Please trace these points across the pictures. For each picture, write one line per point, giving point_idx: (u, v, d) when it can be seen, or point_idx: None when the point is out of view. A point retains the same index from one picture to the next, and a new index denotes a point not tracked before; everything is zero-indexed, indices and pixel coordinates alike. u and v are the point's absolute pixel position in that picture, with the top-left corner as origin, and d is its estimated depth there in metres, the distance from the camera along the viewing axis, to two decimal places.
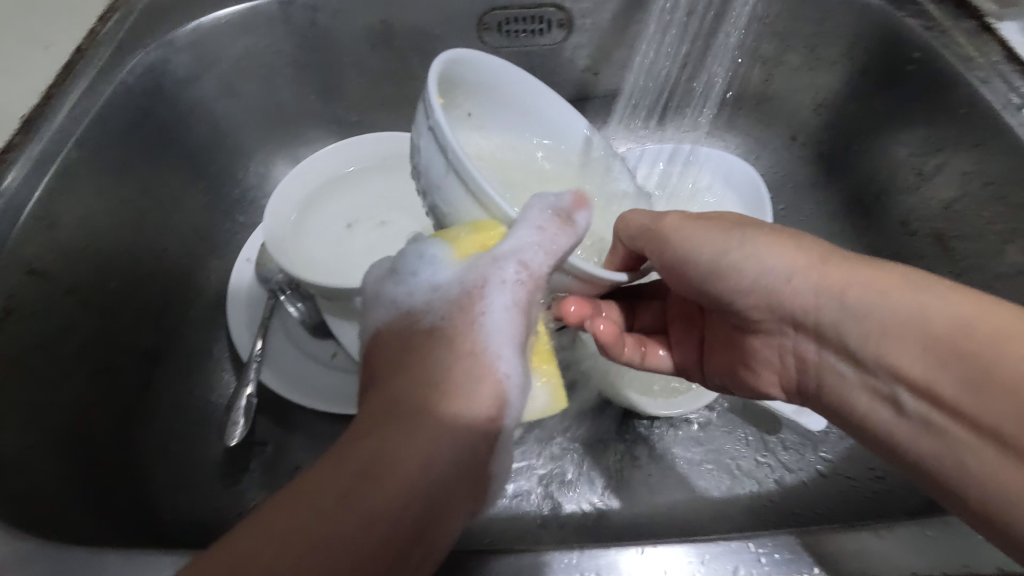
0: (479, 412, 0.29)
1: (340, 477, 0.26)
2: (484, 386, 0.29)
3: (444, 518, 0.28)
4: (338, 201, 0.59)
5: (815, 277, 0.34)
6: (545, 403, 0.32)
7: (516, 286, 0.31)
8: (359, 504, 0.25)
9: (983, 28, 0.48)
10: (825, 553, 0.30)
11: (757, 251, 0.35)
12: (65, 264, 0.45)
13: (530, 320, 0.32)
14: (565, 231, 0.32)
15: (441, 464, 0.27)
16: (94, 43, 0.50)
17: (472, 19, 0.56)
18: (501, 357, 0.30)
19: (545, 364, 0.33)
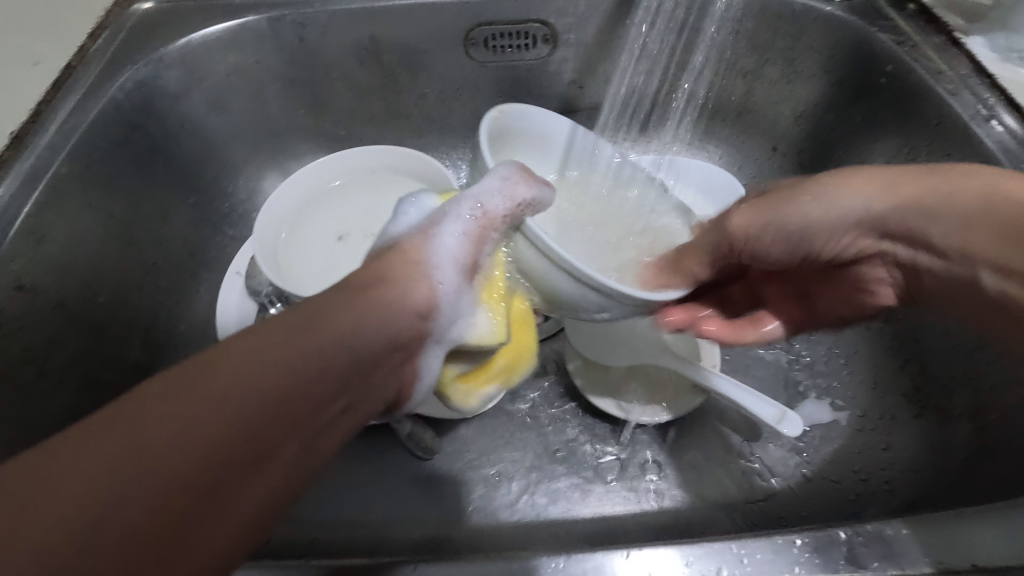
0: (410, 306, 0.32)
1: (273, 337, 0.27)
2: (422, 287, 0.32)
3: (362, 389, 0.30)
4: (327, 217, 0.59)
5: (885, 202, 0.36)
6: (488, 330, 0.35)
7: (469, 221, 0.34)
8: (292, 354, 0.26)
9: (952, 43, 0.50)
10: (804, 553, 0.31)
11: (833, 197, 0.37)
12: (52, 278, 0.45)
13: (478, 253, 0.35)
14: (523, 187, 0.35)
15: (366, 340, 0.29)
16: (84, 59, 0.50)
17: (459, 34, 0.58)
18: (440, 271, 0.34)
19: (496, 301, 0.36)
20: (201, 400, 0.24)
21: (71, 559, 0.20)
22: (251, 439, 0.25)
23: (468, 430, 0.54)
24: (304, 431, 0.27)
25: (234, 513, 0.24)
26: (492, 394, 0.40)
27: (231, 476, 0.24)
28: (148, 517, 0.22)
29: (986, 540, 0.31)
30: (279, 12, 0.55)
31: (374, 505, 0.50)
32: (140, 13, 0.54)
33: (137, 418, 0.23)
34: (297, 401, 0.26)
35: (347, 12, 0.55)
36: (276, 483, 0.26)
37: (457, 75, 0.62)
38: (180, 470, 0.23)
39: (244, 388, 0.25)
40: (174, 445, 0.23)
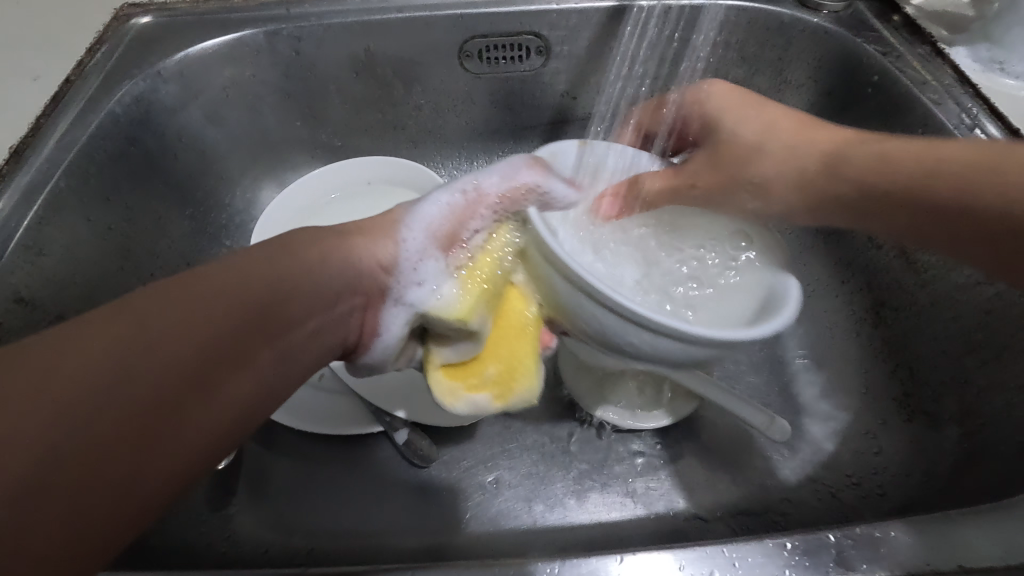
0: (375, 257, 0.35)
1: (254, 264, 0.30)
2: (388, 242, 0.35)
3: (336, 317, 0.33)
4: (322, 227, 0.59)
5: (816, 178, 0.42)
6: (449, 306, 0.36)
7: (459, 195, 0.37)
8: (282, 273, 0.31)
9: (936, 53, 0.52)
10: (795, 556, 0.31)
11: (768, 170, 0.42)
12: (52, 291, 0.45)
13: (462, 227, 0.37)
14: (531, 177, 0.37)
15: (343, 278, 0.33)
16: (82, 74, 0.51)
17: (454, 47, 0.59)
18: (409, 229, 0.36)
19: (471, 282, 0.37)
20: (188, 306, 0.27)
21: (100, 404, 0.24)
22: (240, 342, 0.28)
23: (465, 438, 0.54)
24: (280, 345, 0.30)
25: (215, 409, 0.27)
26: (480, 402, 0.39)
27: (213, 375, 0.27)
28: (138, 399, 0.25)
29: (973, 541, 0.32)
30: (275, 27, 0.55)
31: (371, 513, 0.50)
32: (138, 28, 0.55)
33: (129, 317, 0.26)
34: (283, 314, 0.30)
35: (342, 26, 0.56)
36: (254, 390, 0.29)
37: (451, 87, 0.62)
38: (167, 362, 0.25)
39: (241, 292, 0.29)
40: (163, 338, 0.26)
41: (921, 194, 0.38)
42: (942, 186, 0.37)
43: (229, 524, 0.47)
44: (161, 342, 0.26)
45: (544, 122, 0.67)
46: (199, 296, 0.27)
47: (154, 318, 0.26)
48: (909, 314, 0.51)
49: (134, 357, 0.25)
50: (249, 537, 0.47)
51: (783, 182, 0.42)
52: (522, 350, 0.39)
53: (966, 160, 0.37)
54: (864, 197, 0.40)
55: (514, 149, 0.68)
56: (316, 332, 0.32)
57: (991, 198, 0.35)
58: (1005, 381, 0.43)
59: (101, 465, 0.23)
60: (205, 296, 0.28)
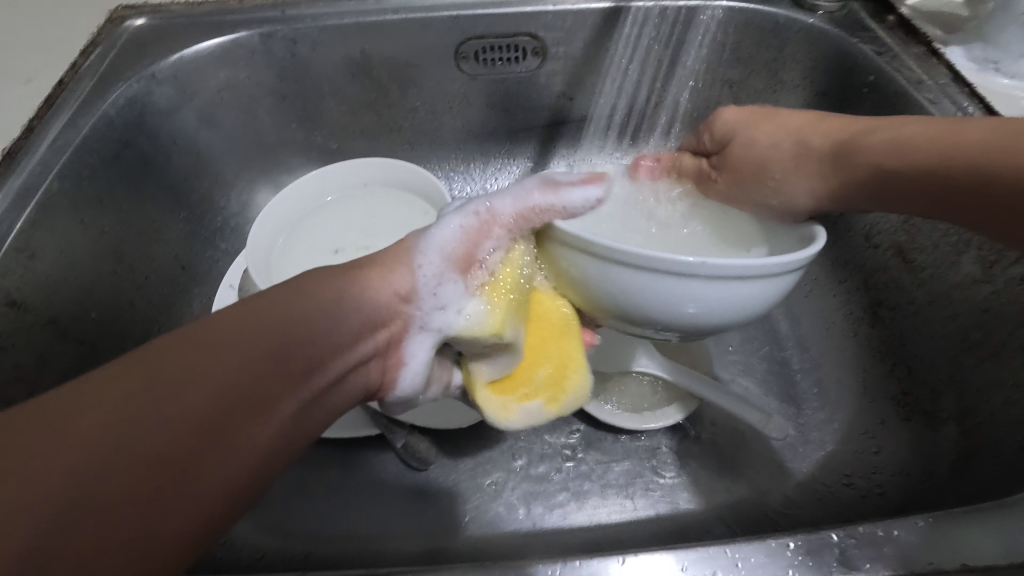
0: (391, 289, 0.34)
1: (273, 304, 0.30)
2: (403, 272, 0.34)
3: (354, 358, 0.32)
4: (318, 230, 0.59)
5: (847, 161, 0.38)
6: (478, 325, 0.34)
7: (472, 216, 0.35)
8: (290, 316, 0.30)
9: (931, 53, 0.52)
10: (797, 556, 0.31)
11: (785, 170, 0.39)
12: (43, 294, 0.45)
13: (478, 247, 0.35)
14: (546, 198, 0.34)
15: (352, 314, 0.32)
16: (75, 76, 0.51)
17: (449, 48, 0.59)
18: (423, 254, 0.34)
19: (496, 298, 0.35)
20: (207, 351, 0.27)
21: (108, 469, 0.24)
22: (248, 391, 0.27)
23: (463, 441, 0.54)
24: (301, 389, 0.30)
25: (233, 460, 0.27)
26: (534, 410, 0.38)
27: (231, 422, 0.27)
28: (155, 449, 0.25)
29: (975, 539, 0.31)
30: (269, 28, 0.55)
31: (369, 517, 0.50)
32: (131, 30, 0.54)
33: (147, 365, 0.26)
34: (292, 358, 0.29)
35: (338, 27, 0.56)
36: (275, 436, 0.28)
37: (448, 89, 0.62)
38: (186, 410, 0.26)
39: (247, 339, 0.28)
40: (181, 385, 0.26)
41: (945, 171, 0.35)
42: (961, 163, 0.34)
43: None
44: (179, 389, 0.26)
45: (540, 123, 0.67)
46: (212, 343, 0.27)
47: (178, 364, 0.26)
48: (906, 313, 0.51)
49: (151, 406, 0.25)
50: (246, 543, 0.46)
51: (799, 175, 0.39)
52: (565, 350, 0.38)
53: (987, 138, 0.34)
54: (887, 183, 0.37)
55: (511, 150, 0.68)
56: (328, 375, 0.31)
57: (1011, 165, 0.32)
58: (1002, 380, 0.43)
59: (119, 517, 0.24)
60: (224, 340, 0.28)
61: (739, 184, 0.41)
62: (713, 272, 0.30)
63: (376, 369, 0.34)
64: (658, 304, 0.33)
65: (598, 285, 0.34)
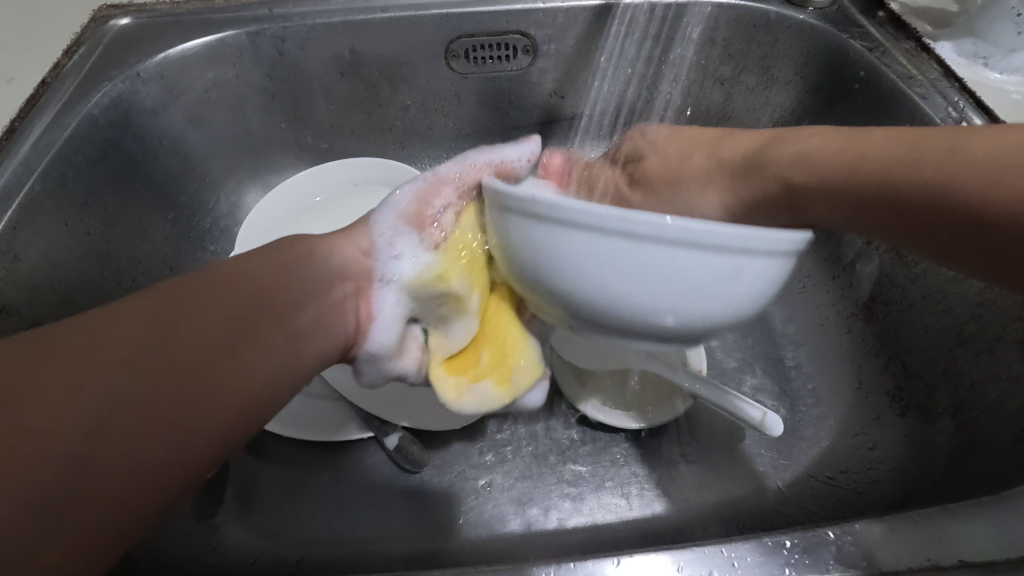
0: (355, 246, 0.35)
1: (258, 259, 0.32)
2: (364, 232, 0.36)
3: (335, 305, 0.33)
4: (308, 230, 0.58)
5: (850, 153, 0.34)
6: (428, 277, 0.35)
7: (417, 180, 0.36)
8: (280, 266, 0.32)
9: (921, 48, 0.52)
10: (794, 555, 0.31)
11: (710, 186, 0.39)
12: (27, 298, 0.44)
13: (429, 204, 0.36)
14: (485, 155, 0.36)
15: (329, 263, 0.34)
16: (59, 76, 0.50)
17: (440, 46, 0.58)
18: (380, 214, 0.36)
19: (454, 255, 0.35)
20: (205, 290, 0.28)
21: (117, 381, 0.24)
22: (248, 321, 0.29)
23: (457, 442, 0.53)
24: (292, 324, 0.31)
25: (239, 382, 0.28)
26: (485, 391, 0.38)
27: (231, 346, 0.28)
28: (165, 365, 0.26)
29: (972, 534, 0.31)
30: (257, 27, 0.55)
31: (364, 520, 0.49)
32: (116, 29, 0.54)
33: (151, 298, 0.27)
34: (284, 298, 0.31)
35: (327, 25, 0.55)
36: (275, 366, 0.29)
37: (438, 87, 0.62)
38: (190, 332, 0.27)
39: (242, 279, 0.30)
40: (186, 315, 0.27)
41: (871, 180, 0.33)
42: (876, 174, 0.33)
43: (215, 535, 0.46)
44: (183, 316, 0.27)
45: (532, 122, 0.66)
46: (212, 283, 0.29)
47: (181, 298, 0.28)
48: (899, 308, 0.51)
49: (157, 330, 0.26)
50: (236, 549, 0.46)
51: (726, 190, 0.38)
52: (503, 325, 0.38)
53: (902, 150, 0.32)
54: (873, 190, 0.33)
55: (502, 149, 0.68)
56: (321, 314, 0.32)
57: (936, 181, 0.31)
58: (998, 373, 0.43)
59: (133, 430, 0.24)
60: (219, 281, 0.29)
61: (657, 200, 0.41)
62: (695, 245, 0.28)
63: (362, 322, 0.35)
64: (625, 296, 0.30)
65: (552, 269, 0.31)
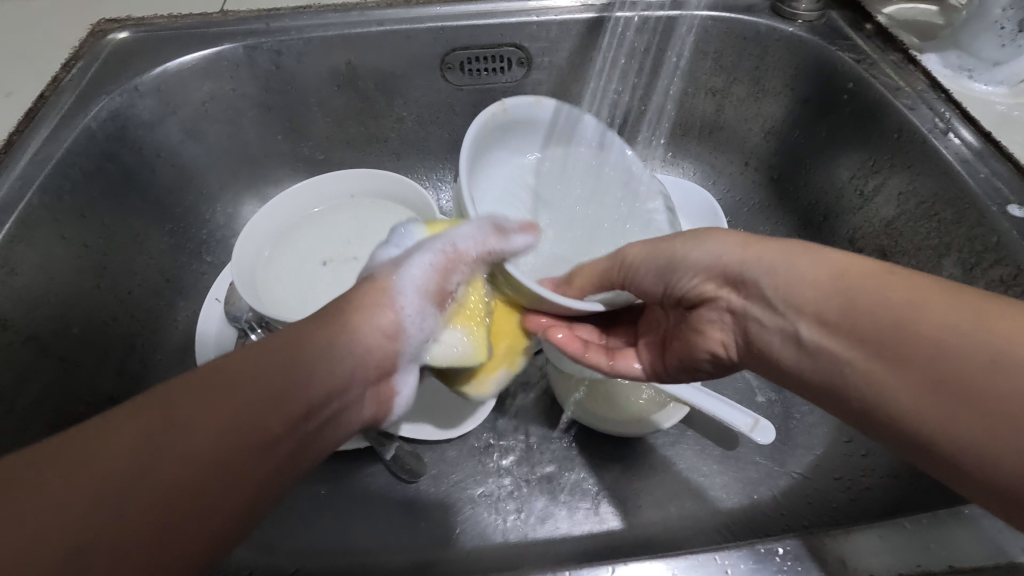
0: (377, 328, 0.34)
1: (277, 352, 0.30)
2: (384, 313, 0.35)
3: (347, 397, 0.33)
4: (307, 241, 0.59)
5: (866, 282, 0.29)
6: (459, 351, 0.39)
7: (438, 254, 0.38)
8: (298, 359, 0.30)
9: (908, 60, 0.53)
10: (786, 562, 0.31)
11: (698, 241, 0.36)
12: (23, 311, 0.44)
13: (446, 283, 0.38)
14: (495, 242, 0.39)
15: (349, 353, 0.33)
16: (57, 89, 0.50)
17: (435, 60, 0.59)
18: (403, 295, 0.36)
19: (468, 320, 0.40)
20: (219, 394, 0.27)
21: (109, 508, 0.23)
22: (259, 434, 0.27)
23: (454, 452, 0.53)
24: (301, 430, 0.30)
25: (238, 499, 0.26)
26: (502, 376, 0.43)
27: (236, 462, 0.26)
28: (167, 486, 0.24)
29: (964, 542, 0.32)
30: (254, 41, 0.55)
31: (360, 531, 0.49)
32: (114, 43, 0.54)
33: (159, 404, 0.26)
34: (297, 401, 0.29)
35: (323, 39, 0.56)
36: (272, 479, 0.28)
37: (433, 99, 0.62)
38: (197, 449, 0.25)
39: (257, 378, 0.28)
40: (194, 425, 0.26)
41: (851, 296, 0.29)
42: (885, 312, 0.28)
43: None
44: (189, 429, 0.25)
45: None
46: (228, 384, 0.27)
47: (192, 404, 0.26)
48: None
49: (164, 447, 0.25)
50: (232, 560, 0.45)
51: (733, 250, 0.35)
52: (512, 323, 0.44)
53: (939, 297, 0.27)
54: (866, 334, 0.28)
55: None
56: (325, 414, 0.31)
57: (908, 312, 0.27)
58: None
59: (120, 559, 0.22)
60: (237, 382, 0.28)
61: (661, 246, 0.38)
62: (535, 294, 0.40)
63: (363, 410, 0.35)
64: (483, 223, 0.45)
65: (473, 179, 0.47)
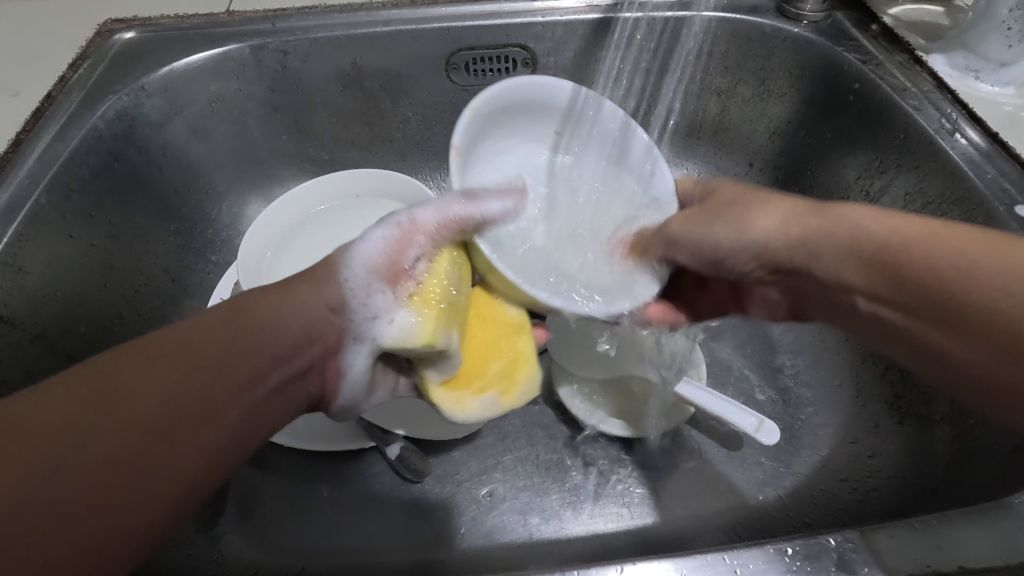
0: (322, 300, 0.34)
1: (218, 322, 0.31)
2: (331, 285, 0.34)
3: (297, 366, 0.33)
4: (312, 241, 0.59)
5: (912, 244, 0.32)
6: (405, 333, 0.34)
7: (395, 227, 0.36)
8: (239, 329, 0.31)
9: (915, 60, 0.53)
10: (796, 562, 0.31)
11: (739, 225, 0.38)
12: (31, 309, 0.44)
13: (401, 255, 0.35)
14: (462, 210, 0.36)
15: (292, 323, 0.33)
16: (64, 89, 0.51)
17: (440, 60, 0.59)
18: (350, 267, 0.35)
19: (426, 305, 0.35)
20: (156, 363, 0.28)
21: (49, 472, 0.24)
22: (199, 400, 0.28)
23: (459, 452, 0.53)
24: (249, 396, 0.30)
25: (183, 462, 0.27)
26: (487, 403, 0.38)
27: (185, 426, 0.28)
28: (106, 451, 0.25)
29: (972, 542, 0.31)
30: (261, 41, 0.55)
31: (365, 531, 0.49)
32: (121, 43, 0.54)
33: (100, 373, 0.27)
34: (238, 368, 0.30)
35: (330, 39, 0.56)
36: (221, 442, 0.29)
37: (439, 99, 0.62)
38: (134, 414, 0.26)
39: (197, 348, 0.29)
40: (131, 393, 0.27)
41: (897, 268, 0.32)
42: (935, 277, 0.31)
43: (218, 546, 0.45)
44: (127, 398, 0.26)
45: None
46: (166, 353, 0.28)
47: (130, 373, 0.27)
48: None
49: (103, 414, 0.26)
50: (238, 559, 0.45)
51: (781, 229, 0.37)
52: (519, 346, 0.40)
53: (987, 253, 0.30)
54: (917, 299, 0.32)
55: None
56: (273, 381, 0.32)
57: (954, 278, 0.30)
58: None
59: (66, 519, 0.24)
60: (176, 351, 0.28)
61: (702, 223, 0.40)
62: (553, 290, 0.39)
63: (321, 381, 0.35)
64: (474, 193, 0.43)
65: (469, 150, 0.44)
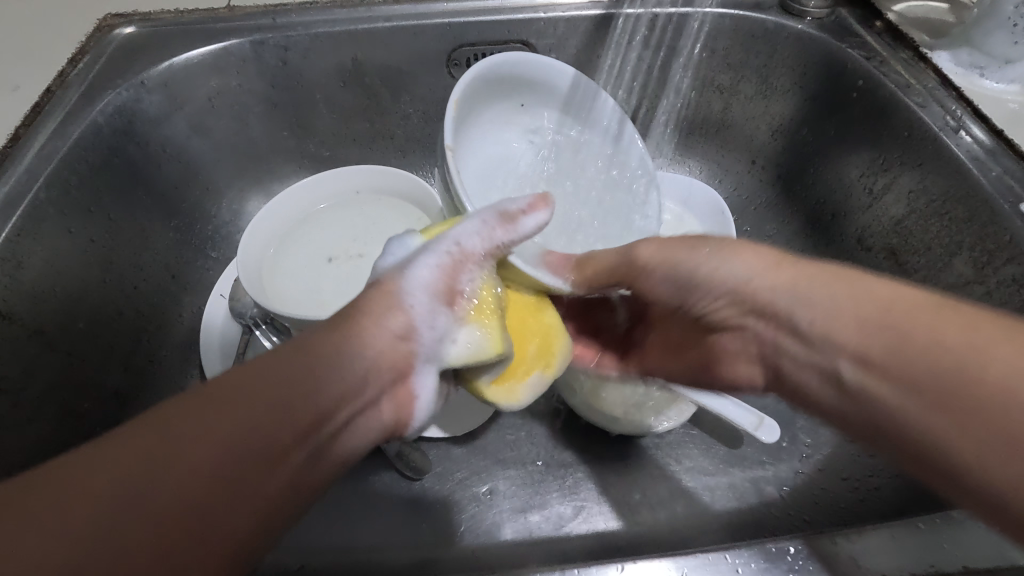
0: (387, 330, 0.31)
1: (282, 358, 0.28)
2: (396, 315, 0.31)
3: (364, 403, 0.30)
4: (313, 238, 0.59)
5: (906, 310, 0.28)
6: (474, 349, 0.33)
7: (444, 253, 0.33)
8: (304, 366, 0.28)
9: (919, 57, 0.52)
10: (798, 561, 0.31)
11: (719, 257, 0.35)
12: (30, 304, 0.44)
13: (455, 280, 0.33)
14: (506, 234, 0.34)
15: (358, 356, 0.29)
16: (63, 83, 0.50)
17: (441, 56, 0.59)
18: (411, 294, 0.31)
19: (483, 315, 0.34)
20: (215, 412, 0.25)
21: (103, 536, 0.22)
22: (262, 449, 0.25)
23: (459, 450, 0.53)
24: (313, 441, 0.28)
25: (241, 518, 0.25)
26: (536, 381, 0.37)
27: (242, 480, 0.25)
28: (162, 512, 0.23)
29: (976, 542, 0.31)
30: (261, 36, 0.55)
31: (365, 528, 0.49)
32: (121, 37, 0.54)
33: (156, 424, 0.24)
34: (302, 413, 0.27)
35: (331, 35, 0.56)
36: (281, 491, 0.26)
37: (440, 96, 0.62)
38: (192, 470, 0.23)
39: (259, 391, 0.26)
40: (187, 448, 0.24)
41: (894, 332, 0.28)
42: (926, 349, 0.27)
43: None
44: (182, 453, 0.24)
45: None
46: (223, 400, 0.25)
47: (185, 424, 0.24)
48: None
49: (159, 471, 0.23)
50: None
51: (762, 265, 0.34)
52: (544, 320, 0.39)
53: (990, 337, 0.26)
54: (896, 368, 0.28)
55: None
56: (337, 421, 0.29)
57: (951, 351, 0.26)
58: None
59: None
60: (235, 398, 0.25)
61: (673, 255, 0.37)
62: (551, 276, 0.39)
63: (386, 415, 0.32)
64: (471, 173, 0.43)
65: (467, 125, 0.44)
